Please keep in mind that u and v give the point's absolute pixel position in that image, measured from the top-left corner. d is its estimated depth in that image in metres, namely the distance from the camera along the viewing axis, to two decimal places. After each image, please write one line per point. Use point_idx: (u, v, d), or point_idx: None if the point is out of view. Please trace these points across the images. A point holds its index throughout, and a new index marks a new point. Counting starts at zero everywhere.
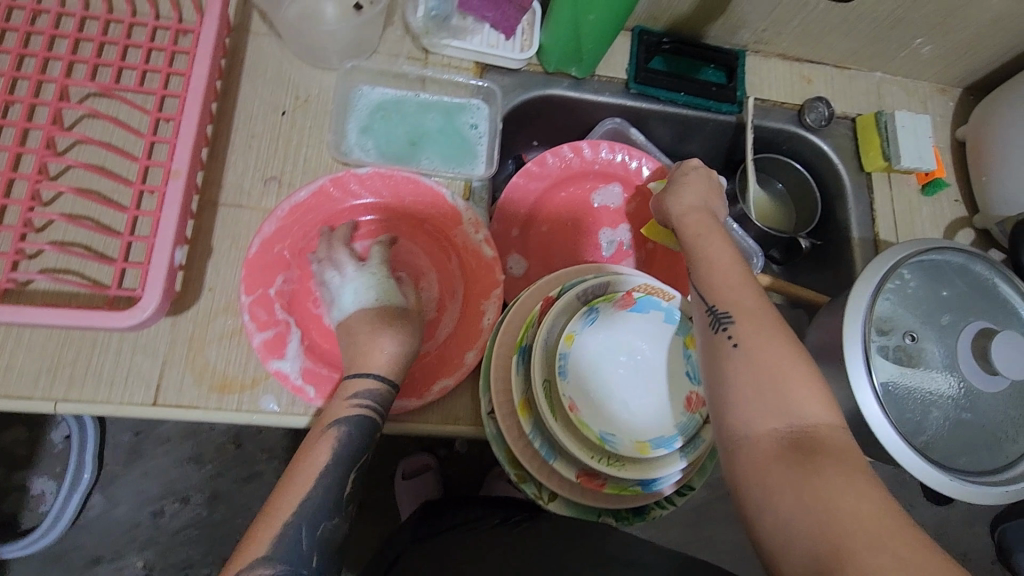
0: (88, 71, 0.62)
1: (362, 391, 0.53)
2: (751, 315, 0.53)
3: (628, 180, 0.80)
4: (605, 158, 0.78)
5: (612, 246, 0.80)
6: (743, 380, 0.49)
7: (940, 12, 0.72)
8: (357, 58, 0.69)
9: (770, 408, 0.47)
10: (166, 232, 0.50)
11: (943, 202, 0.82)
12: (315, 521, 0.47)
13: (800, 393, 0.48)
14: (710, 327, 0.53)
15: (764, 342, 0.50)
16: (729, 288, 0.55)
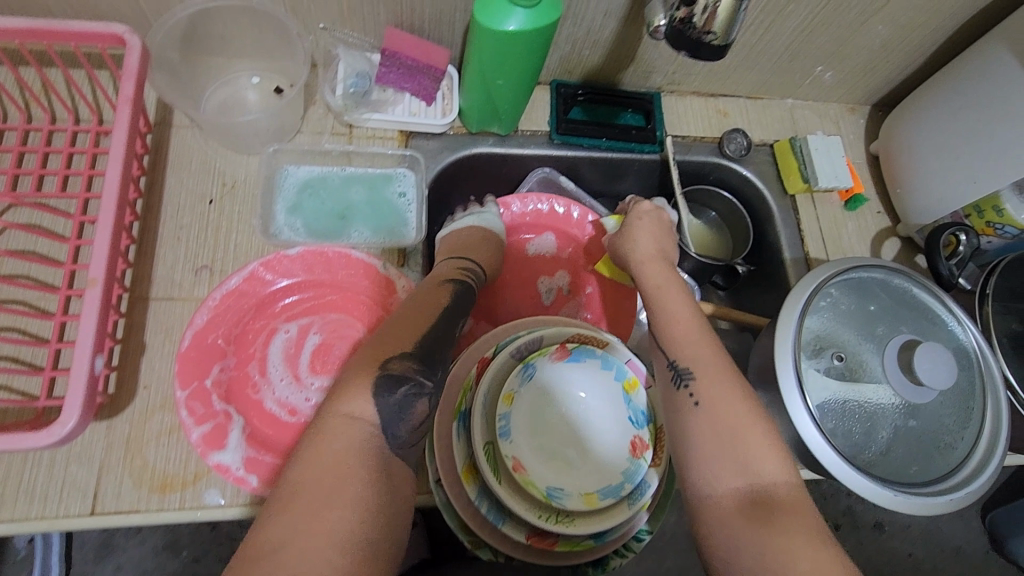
0: (9, 182, 0.63)
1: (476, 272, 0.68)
2: (710, 371, 0.55)
3: (561, 225, 0.82)
4: (536, 208, 0.80)
5: (552, 293, 0.81)
6: (704, 436, 0.52)
7: (831, 43, 0.77)
8: (280, 141, 0.71)
9: (732, 465, 0.49)
10: (84, 341, 0.50)
11: (866, 215, 0.85)
12: (441, 345, 0.57)
13: (758, 448, 0.50)
14: (672, 383, 0.55)
15: (725, 400, 0.52)
16: (689, 345, 0.57)
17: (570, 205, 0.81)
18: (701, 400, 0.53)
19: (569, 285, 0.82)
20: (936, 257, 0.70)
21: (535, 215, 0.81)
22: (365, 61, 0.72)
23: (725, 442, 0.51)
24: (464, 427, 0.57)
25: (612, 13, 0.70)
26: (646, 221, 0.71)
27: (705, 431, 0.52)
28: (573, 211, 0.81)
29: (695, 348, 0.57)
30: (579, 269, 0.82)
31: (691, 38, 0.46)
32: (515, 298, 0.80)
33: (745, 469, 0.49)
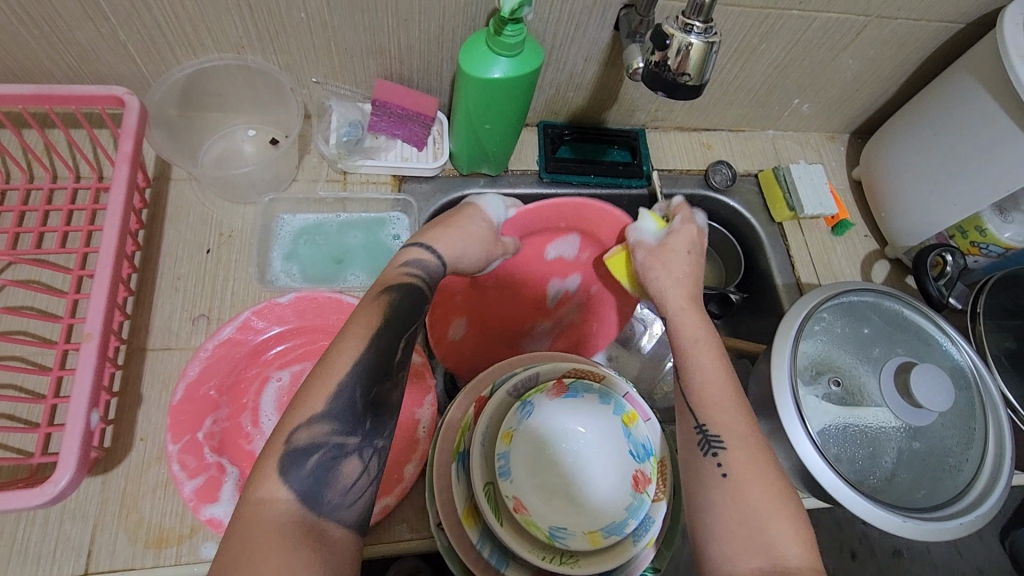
0: (9, 241, 0.64)
1: (423, 260, 0.56)
2: (739, 440, 0.52)
3: (586, 232, 0.76)
4: (569, 221, 0.75)
5: (559, 291, 0.81)
6: (724, 510, 0.49)
7: (804, 77, 0.81)
8: (276, 190, 0.72)
9: (750, 543, 0.47)
10: (80, 395, 0.50)
11: (854, 239, 0.87)
12: (367, 380, 0.46)
13: (777, 525, 0.48)
14: (698, 448, 0.53)
15: (752, 475, 0.50)
16: (721, 408, 0.54)
17: (606, 221, 0.74)
18: (729, 473, 0.51)
19: (578, 287, 0.81)
20: (924, 278, 0.71)
21: (561, 223, 0.75)
22: (357, 111, 0.75)
23: (749, 521, 0.48)
24: (463, 468, 0.56)
25: (593, 57, 0.73)
26: (691, 259, 0.65)
27: (732, 510, 0.49)
28: (607, 223, 0.74)
29: (727, 410, 0.54)
30: (591, 277, 0.80)
31: (667, 79, 0.48)
32: (517, 297, 0.80)
33: (764, 545, 0.47)
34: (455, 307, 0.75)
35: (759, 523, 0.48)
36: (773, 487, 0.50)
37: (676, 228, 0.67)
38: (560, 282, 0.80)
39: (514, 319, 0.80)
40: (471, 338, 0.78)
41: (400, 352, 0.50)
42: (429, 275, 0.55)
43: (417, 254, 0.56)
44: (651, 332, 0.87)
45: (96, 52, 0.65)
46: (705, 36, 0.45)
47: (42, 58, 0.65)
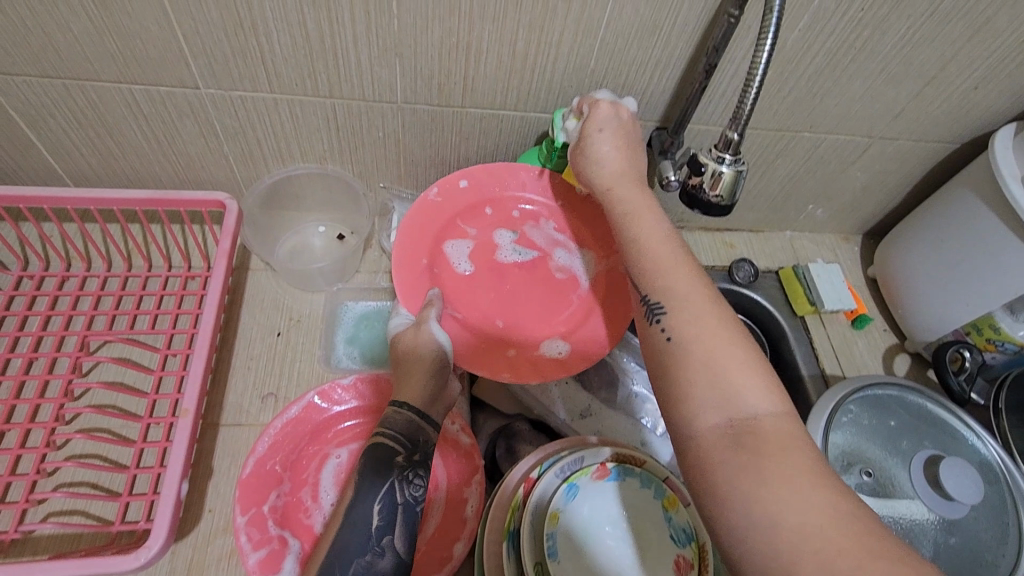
0: (107, 321, 0.71)
1: (397, 421, 0.59)
2: (683, 295, 0.51)
3: (458, 208, 0.74)
4: (417, 208, 0.71)
5: (514, 244, 0.74)
6: (688, 364, 0.47)
7: (817, 186, 0.90)
8: (342, 280, 0.81)
9: (713, 398, 0.45)
10: (175, 467, 0.56)
11: (874, 332, 0.92)
12: (349, 552, 0.52)
13: (742, 378, 0.45)
14: (646, 319, 0.52)
15: (697, 328, 0.48)
16: (665, 271, 0.53)
17: (461, 178, 0.73)
18: (674, 335, 0.49)
19: (514, 226, 0.75)
20: (945, 373, 0.76)
21: (429, 237, 0.71)
22: None
23: (702, 368, 0.46)
24: (513, 548, 0.59)
25: None
26: (609, 136, 0.62)
27: (688, 362, 0.47)
28: (443, 192, 0.73)
29: (681, 278, 0.52)
30: (512, 206, 0.75)
31: (702, 199, 0.55)
32: (541, 283, 0.73)
33: (726, 401, 0.44)
34: (499, 363, 0.68)
35: (713, 366, 0.46)
36: (723, 324, 0.48)
37: (588, 114, 0.64)
38: (507, 239, 0.74)
39: (558, 290, 0.73)
40: (578, 354, 0.69)
41: (380, 511, 0.54)
42: (408, 439, 0.58)
43: (393, 415, 0.59)
44: None
45: (201, 161, 0.75)
46: (735, 165, 0.53)
47: (156, 166, 0.76)
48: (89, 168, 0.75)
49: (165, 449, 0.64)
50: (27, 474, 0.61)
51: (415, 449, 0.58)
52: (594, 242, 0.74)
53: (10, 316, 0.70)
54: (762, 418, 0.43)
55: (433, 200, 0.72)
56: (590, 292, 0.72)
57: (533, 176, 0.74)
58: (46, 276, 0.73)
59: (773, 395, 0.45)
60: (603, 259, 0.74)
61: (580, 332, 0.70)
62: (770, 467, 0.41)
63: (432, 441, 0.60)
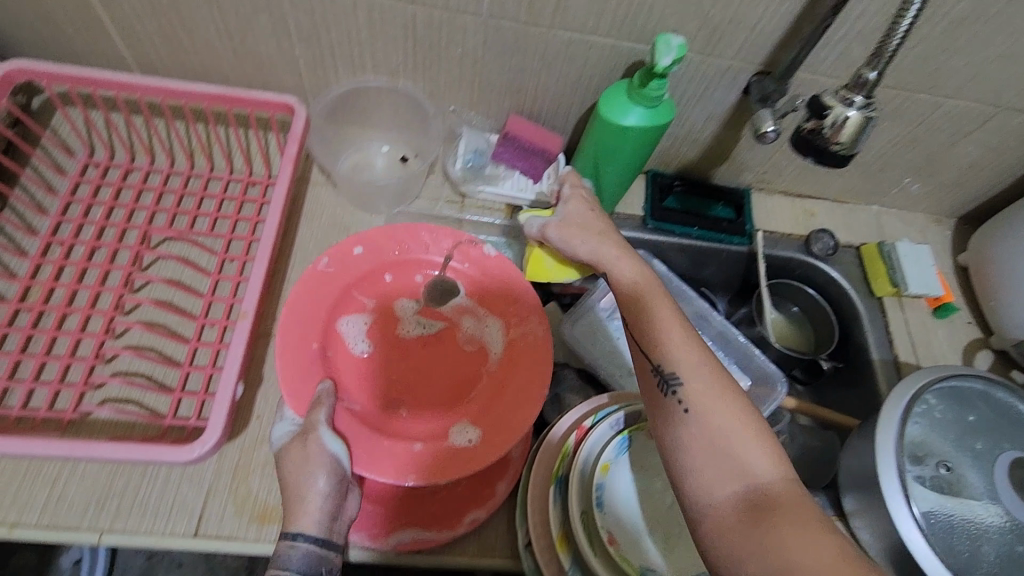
0: (168, 219, 0.70)
1: (294, 559, 0.52)
2: (695, 366, 0.52)
3: (354, 278, 0.68)
4: (311, 272, 0.65)
5: (417, 315, 0.68)
6: (699, 442, 0.48)
7: (922, 158, 0.81)
8: (402, 204, 0.78)
9: (728, 472, 0.46)
10: (232, 369, 0.56)
11: (956, 324, 0.85)
12: None
13: (753, 451, 0.46)
14: (659, 391, 0.52)
15: (713, 404, 0.49)
16: (675, 347, 0.54)
17: (348, 245, 0.68)
18: (690, 407, 0.50)
19: (417, 296, 0.69)
20: None
21: (321, 313, 0.64)
22: (484, 141, 0.80)
23: (711, 445, 0.47)
24: (560, 493, 0.57)
25: (715, 117, 0.76)
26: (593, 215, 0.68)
27: (699, 439, 0.48)
28: (335, 262, 0.67)
29: (688, 350, 0.53)
30: (416, 272, 0.70)
31: (817, 145, 0.50)
32: (446, 362, 0.67)
33: (739, 470, 0.45)
34: (405, 462, 0.58)
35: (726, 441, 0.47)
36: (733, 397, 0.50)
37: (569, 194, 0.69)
38: (409, 309, 0.69)
39: (463, 366, 0.66)
40: (490, 441, 0.60)
41: None
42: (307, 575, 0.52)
43: (284, 553, 0.52)
44: None
45: (271, 62, 0.72)
46: (865, 110, 0.47)
47: (225, 63, 0.73)
48: (158, 57, 0.72)
49: (218, 351, 0.64)
50: (86, 358, 0.61)
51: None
52: (510, 302, 0.68)
53: (76, 202, 0.70)
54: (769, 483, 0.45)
55: (324, 271, 0.66)
56: (498, 367, 0.66)
57: (434, 236, 0.71)
58: (110, 166, 0.72)
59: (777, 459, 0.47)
60: (517, 320, 0.67)
61: (492, 413, 0.62)
62: (780, 528, 0.42)
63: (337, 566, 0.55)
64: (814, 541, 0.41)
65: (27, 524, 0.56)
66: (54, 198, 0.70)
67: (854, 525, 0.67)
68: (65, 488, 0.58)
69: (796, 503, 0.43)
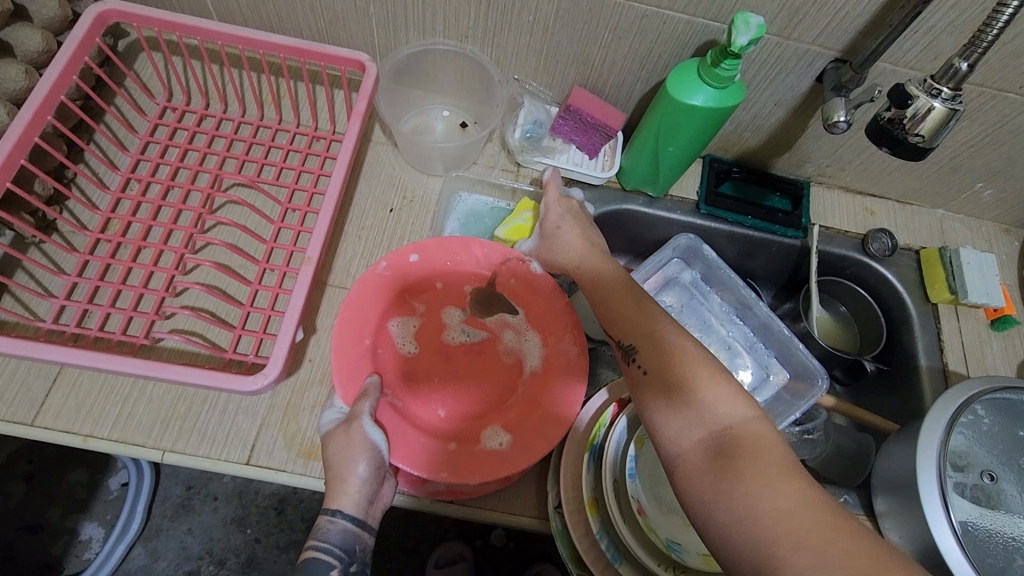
0: (237, 166, 0.73)
1: (333, 534, 0.53)
2: (652, 330, 0.56)
3: (408, 282, 0.66)
4: (373, 273, 0.64)
5: (463, 323, 0.68)
6: (660, 399, 0.51)
7: (999, 163, 0.78)
8: (459, 168, 0.79)
9: (691, 421, 0.49)
10: (294, 311, 0.59)
11: (1014, 338, 0.82)
12: None
13: (710, 395, 0.49)
14: (623, 362, 0.56)
15: (665, 361, 0.53)
16: (633, 321, 0.57)
17: (408, 250, 0.66)
18: (648, 368, 0.53)
19: (464, 304, 0.69)
20: None
21: (376, 311, 0.64)
22: (545, 112, 0.80)
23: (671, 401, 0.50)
24: (593, 462, 0.59)
25: (783, 103, 0.75)
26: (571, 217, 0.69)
27: (659, 396, 0.51)
28: (392, 266, 0.65)
29: (644, 316, 0.57)
30: (465, 282, 0.68)
31: (896, 136, 0.50)
32: (488, 371, 0.66)
33: (701, 417, 0.49)
34: (440, 460, 0.58)
35: (685, 393, 0.50)
36: (692, 349, 0.53)
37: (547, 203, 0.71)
38: (456, 317, 0.68)
39: (503, 377, 0.66)
40: (522, 449, 0.58)
41: None
42: (344, 551, 0.53)
43: (326, 525, 0.54)
44: (770, 379, 0.82)
45: (345, 20, 0.73)
46: (950, 102, 0.47)
47: (300, 18, 0.74)
48: (239, 8, 0.74)
49: (277, 295, 0.67)
50: (158, 290, 0.65)
51: (351, 557, 0.54)
52: (553, 324, 0.65)
53: (154, 143, 0.73)
54: (735, 425, 0.47)
55: (382, 274, 0.65)
56: (536, 380, 0.64)
57: (487, 252, 0.68)
58: (187, 112, 0.76)
59: (742, 401, 0.49)
60: (558, 340, 0.64)
61: (528, 423, 0.60)
62: (744, 467, 0.44)
63: (370, 546, 0.56)
64: (780, 482, 0.43)
65: (100, 437, 0.61)
66: (135, 138, 0.74)
67: (883, 526, 0.67)
68: (134, 406, 0.62)
69: (759, 442, 0.46)
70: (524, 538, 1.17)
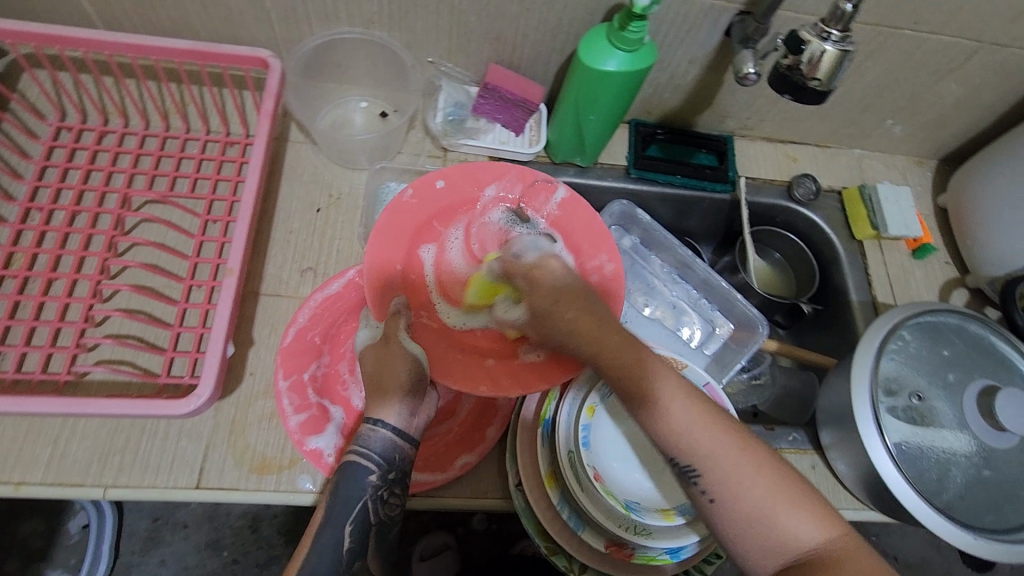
0: (147, 182, 0.70)
1: (373, 441, 0.50)
2: (711, 450, 0.49)
3: (435, 209, 0.65)
4: (399, 199, 0.63)
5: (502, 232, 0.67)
6: (733, 527, 0.47)
7: (906, 98, 0.81)
8: (384, 160, 0.77)
9: (768, 548, 0.46)
10: (220, 327, 0.56)
11: (934, 264, 0.86)
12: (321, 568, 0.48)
13: (787, 519, 0.46)
14: (680, 482, 0.50)
15: (738, 487, 0.47)
16: (684, 431, 0.49)
17: (431, 180, 0.64)
18: (717, 497, 0.48)
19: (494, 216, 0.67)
20: (1011, 309, 0.71)
21: (406, 235, 0.63)
22: (464, 94, 0.79)
23: (746, 527, 0.47)
24: (548, 436, 0.60)
25: (697, 60, 0.76)
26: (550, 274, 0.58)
27: (736, 523, 0.47)
28: (418, 194, 0.64)
29: (699, 431, 0.49)
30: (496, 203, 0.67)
31: (795, 82, 0.51)
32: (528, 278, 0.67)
33: (778, 542, 0.46)
34: (479, 376, 0.59)
35: (761, 520, 0.46)
36: (762, 465, 0.48)
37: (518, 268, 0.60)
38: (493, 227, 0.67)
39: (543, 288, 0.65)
40: (557, 360, 0.59)
41: (356, 527, 0.49)
42: (385, 460, 0.50)
43: (368, 433, 0.51)
44: (715, 333, 0.84)
45: (242, 15, 0.70)
46: (841, 44, 0.48)
47: (194, 17, 0.70)
48: (124, 13, 0.70)
49: (208, 311, 0.64)
50: (76, 321, 0.62)
51: (391, 466, 0.51)
52: (588, 245, 0.64)
53: (51, 167, 0.69)
54: (811, 544, 0.45)
55: (408, 203, 0.63)
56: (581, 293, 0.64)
57: (511, 177, 0.67)
58: (84, 130, 0.71)
59: (822, 515, 0.46)
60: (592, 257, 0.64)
61: None
62: None
63: (411, 460, 0.53)
64: None
65: (33, 482, 0.58)
66: (29, 163, 0.69)
67: (830, 457, 0.71)
68: (66, 446, 0.59)
69: (844, 559, 0.44)
70: (505, 518, 1.19)
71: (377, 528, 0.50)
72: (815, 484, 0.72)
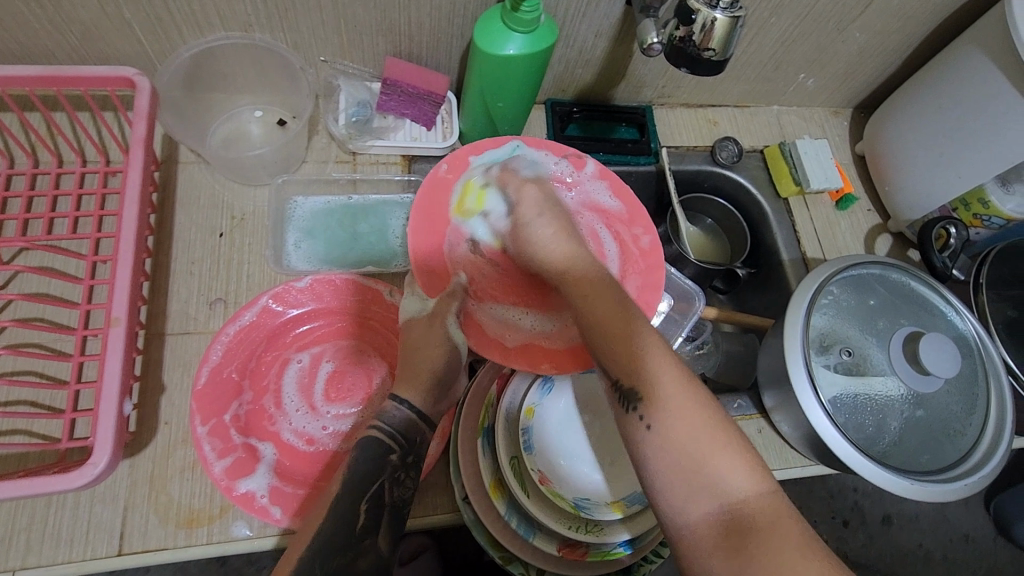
0: (19, 228, 0.63)
1: (395, 416, 0.52)
2: (660, 380, 0.45)
3: (469, 186, 0.64)
4: (435, 173, 0.63)
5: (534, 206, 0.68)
6: (661, 460, 0.43)
7: (814, 51, 0.81)
8: (286, 171, 0.72)
9: (696, 488, 0.41)
10: (111, 385, 0.52)
11: (858, 213, 0.88)
12: (324, 556, 0.45)
13: (719, 461, 0.41)
14: (619, 408, 0.46)
15: (674, 415, 0.44)
16: (631, 355, 0.47)
17: (462, 153, 0.64)
18: (653, 424, 0.44)
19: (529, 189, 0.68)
20: (929, 251, 0.73)
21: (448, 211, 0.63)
22: (366, 91, 0.74)
23: (675, 468, 0.42)
24: (488, 444, 0.57)
25: (603, 33, 0.73)
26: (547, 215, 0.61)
27: (666, 457, 0.42)
28: (453, 168, 0.64)
29: (650, 357, 0.47)
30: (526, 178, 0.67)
31: (691, 53, 0.50)
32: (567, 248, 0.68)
33: (707, 484, 0.41)
34: (540, 355, 0.59)
35: (694, 459, 0.42)
36: (703, 405, 0.44)
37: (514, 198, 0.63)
38: None
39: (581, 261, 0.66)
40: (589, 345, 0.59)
41: (367, 506, 0.47)
42: (403, 436, 0.51)
43: (390, 410, 0.52)
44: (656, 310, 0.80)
45: (99, 30, 0.63)
46: (730, 11, 0.47)
47: (45, 38, 0.63)
48: None
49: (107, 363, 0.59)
50: None
51: (410, 447, 0.51)
52: (626, 219, 0.66)
53: None
54: (747, 499, 0.40)
55: (445, 177, 0.63)
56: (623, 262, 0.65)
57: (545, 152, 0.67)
58: None
59: (758, 471, 0.42)
60: (629, 230, 0.66)
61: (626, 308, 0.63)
62: (762, 553, 0.38)
63: (428, 442, 0.53)
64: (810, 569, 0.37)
65: None
66: None
67: (775, 420, 0.72)
68: None
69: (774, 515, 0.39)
70: None
71: (392, 506, 0.49)
72: (763, 448, 0.73)
